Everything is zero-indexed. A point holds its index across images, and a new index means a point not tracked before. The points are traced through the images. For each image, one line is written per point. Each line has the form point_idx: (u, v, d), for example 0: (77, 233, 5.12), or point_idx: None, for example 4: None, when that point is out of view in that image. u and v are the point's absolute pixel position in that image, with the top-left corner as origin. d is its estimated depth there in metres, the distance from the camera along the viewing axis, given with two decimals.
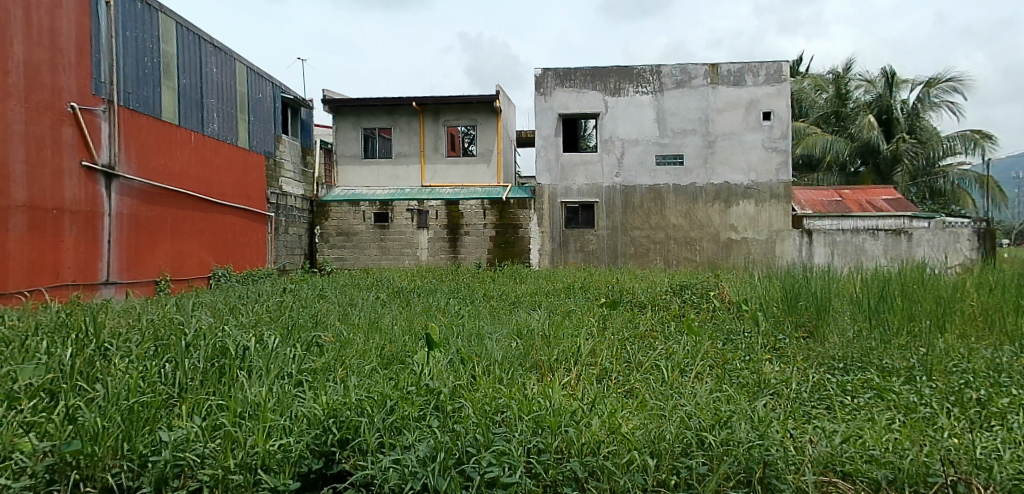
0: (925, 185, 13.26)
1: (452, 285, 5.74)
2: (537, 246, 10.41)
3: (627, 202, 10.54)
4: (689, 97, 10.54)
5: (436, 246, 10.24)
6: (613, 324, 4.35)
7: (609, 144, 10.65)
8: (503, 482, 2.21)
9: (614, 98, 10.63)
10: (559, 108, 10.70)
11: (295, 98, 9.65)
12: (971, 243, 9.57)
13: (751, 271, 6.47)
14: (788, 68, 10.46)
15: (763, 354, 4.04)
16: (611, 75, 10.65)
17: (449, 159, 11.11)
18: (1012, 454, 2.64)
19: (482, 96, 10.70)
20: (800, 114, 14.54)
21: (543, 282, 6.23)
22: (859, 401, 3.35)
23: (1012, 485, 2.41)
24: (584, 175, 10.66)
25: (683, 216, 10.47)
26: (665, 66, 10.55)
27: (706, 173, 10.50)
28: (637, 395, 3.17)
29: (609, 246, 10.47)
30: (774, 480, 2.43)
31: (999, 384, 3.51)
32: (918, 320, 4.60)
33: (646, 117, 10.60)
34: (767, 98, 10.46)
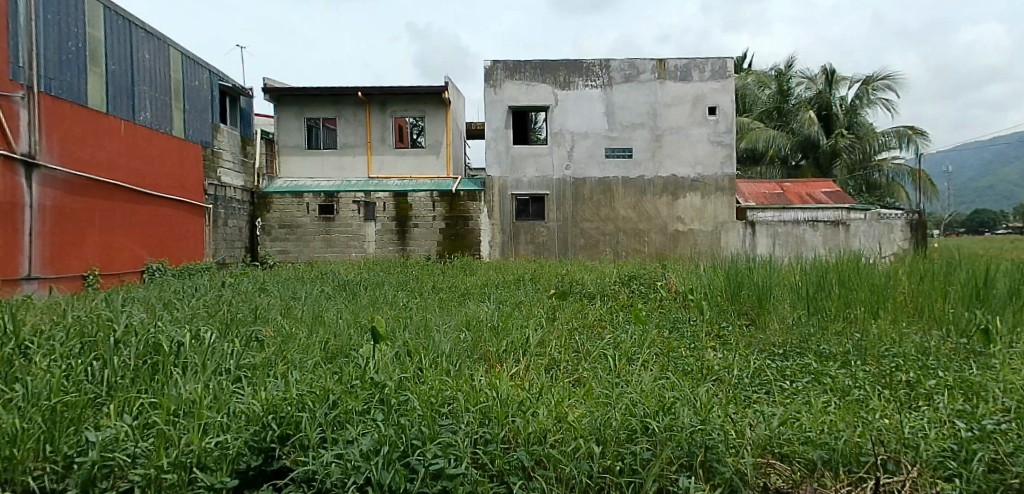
0: (862, 178, 13.85)
1: (400, 278, 5.67)
2: (487, 238, 10.42)
3: (577, 194, 10.64)
4: (638, 91, 10.70)
5: (384, 238, 10.14)
6: (562, 315, 4.38)
7: (559, 137, 10.71)
8: (449, 474, 2.22)
9: (564, 91, 10.69)
10: (509, 100, 10.68)
11: (234, 86, 9.33)
12: (904, 233, 10.05)
13: (697, 261, 6.63)
14: (732, 64, 10.73)
15: (707, 342, 4.15)
16: (561, 69, 10.69)
17: (397, 150, 10.99)
18: (937, 432, 2.77)
19: (431, 87, 10.60)
20: (744, 109, 14.96)
21: (493, 274, 6.23)
22: (797, 385, 3.48)
23: (937, 462, 2.55)
24: (535, 168, 10.70)
25: (632, 207, 10.65)
26: (614, 61, 10.67)
27: (654, 166, 10.69)
28: (584, 384, 3.21)
29: (559, 237, 10.57)
30: (714, 463, 2.52)
31: (927, 366, 3.72)
32: (853, 307, 4.83)
33: (595, 111, 10.71)
34: (712, 93, 10.71)
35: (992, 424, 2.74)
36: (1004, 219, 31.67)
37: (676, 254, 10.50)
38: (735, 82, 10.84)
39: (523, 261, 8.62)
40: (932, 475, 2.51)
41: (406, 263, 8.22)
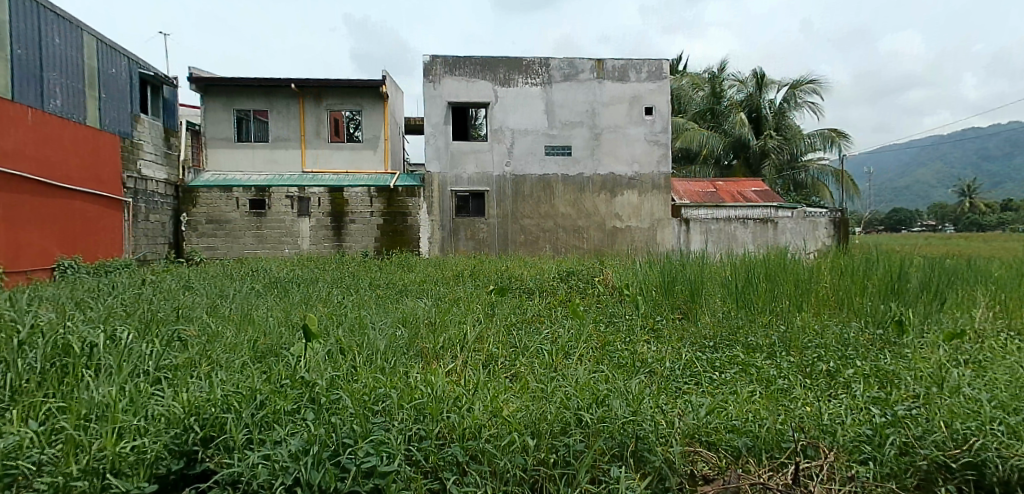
0: (789, 177, 14.52)
1: (334, 275, 5.55)
2: (427, 234, 10.39)
3: (517, 191, 10.71)
4: (576, 90, 10.85)
5: (319, 234, 9.94)
6: (500, 310, 4.41)
7: (499, 133, 10.73)
8: (381, 471, 2.20)
9: (504, 88, 10.72)
10: (448, 96, 10.62)
11: (156, 75, 8.89)
12: (828, 231, 10.57)
13: (633, 257, 6.79)
14: (667, 66, 11.05)
15: (641, 336, 4.26)
16: (501, 66, 10.72)
17: (333, 144, 10.77)
18: (853, 419, 2.92)
19: (368, 81, 10.43)
20: (679, 110, 15.41)
21: (431, 270, 6.20)
22: (726, 376, 3.62)
23: (853, 446, 2.70)
24: (475, 164, 10.69)
25: (571, 204, 10.82)
26: (553, 59, 10.78)
27: (593, 164, 10.87)
28: (521, 378, 3.25)
29: (499, 234, 10.63)
30: (645, 452, 2.60)
31: (845, 356, 3.95)
32: (778, 301, 5.07)
33: (535, 108, 10.79)
34: (648, 94, 10.99)
35: (903, 409, 2.89)
36: (918, 218, 33.94)
37: (614, 250, 10.75)
38: (670, 84, 11.17)
39: (462, 257, 8.62)
40: (847, 459, 2.66)
41: (341, 259, 8.08)
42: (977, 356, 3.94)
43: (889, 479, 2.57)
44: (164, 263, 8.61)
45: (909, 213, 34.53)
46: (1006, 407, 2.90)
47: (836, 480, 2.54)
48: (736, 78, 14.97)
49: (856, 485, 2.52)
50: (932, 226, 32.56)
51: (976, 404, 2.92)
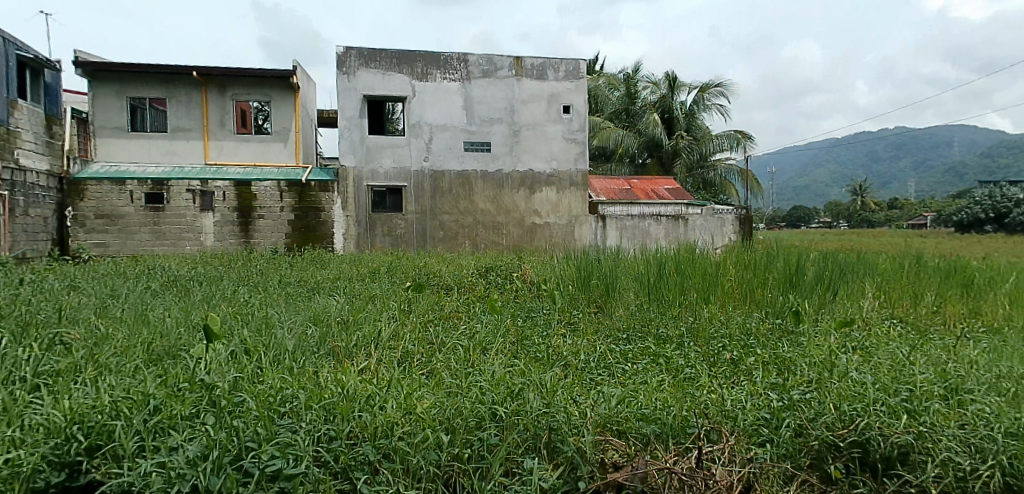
0: (699, 176, 15.24)
1: (241, 272, 5.34)
2: (341, 230, 10.19)
3: (436, 186, 10.65)
4: (495, 87, 10.91)
5: (224, 230, 9.54)
6: (417, 307, 4.37)
7: (416, 128, 10.60)
8: (286, 474, 2.14)
9: (421, 82, 10.61)
10: (363, 89, 10.37)
11: (36, 58, 8.17)
12: (734, 227, 10.97)
13: (552, 253, 6.92)
14: (584, 66, 11.31)
15: (558, 329, 4.36)
16: (418, 60, 10.61)
17: (239, 136, 10.32)
18: (753, 403, 3.10)
19: (278, 71, 10.05)
20: (596, 109, 15.81)
21: (346, 267, 6.07)
22: (637, 366, 3.77)
23: (752, 430, 2.86)
24: (392, 158, 10.51)
25: (491, 201, 10.89)
26: (472, 55, 10.78)
27: (512, 160, 10.97)
28: (436, 374, 3.24)
29: (417, 230, 10.54)
30: (558, 443, 2.67)
31: (747, 345, 4.20)
32: (688, 293, 5.32)
33: (454, 104, 10.75)
34: (566, 93, 11.21)
35: (797, 394, 3.08)
36: (816, 215, 36.56)
37: (533, 246, 10.94)
38: (586, 83, 11.45)
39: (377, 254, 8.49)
40: (747, 441, 2.82)
41: (248, 256, 7.77)
42: (863, 342, 4.30)
43: (785, 459, 2.73)
44: (47, 261, 7.95)
45: (809, 210, 37.10)
46: (887, 390, 3.10)
47: (736, 461, 2.67)
48: (650, 80, 15.54)
49: (754, 465, 2.66)
50: (829, 223, 35.16)
51: (861, 386, 3.14)
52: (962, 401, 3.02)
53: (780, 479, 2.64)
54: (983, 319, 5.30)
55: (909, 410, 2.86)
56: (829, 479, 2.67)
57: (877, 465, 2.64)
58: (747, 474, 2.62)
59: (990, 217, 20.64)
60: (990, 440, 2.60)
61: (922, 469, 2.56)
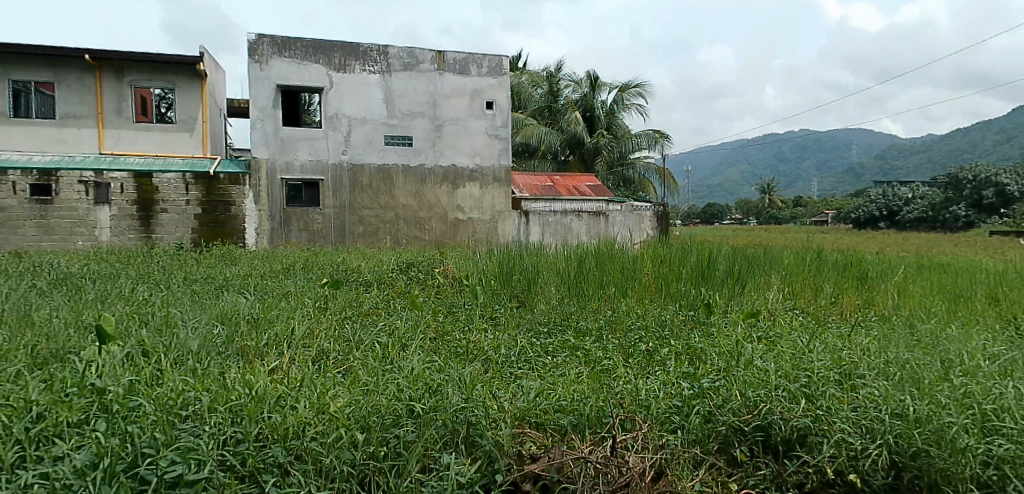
0: (619, 174, 15.70)
1: (140, 269, 5.03)
2: (253, 225, 9.80)
3: (355, 181, 10.43)
4: (416, 80, 10.78)
5: (123, 224, 8.95)
6: (334, 305, 4.26)
7: (333, 120, 10.32)
8: (187, 480, 2.05)
9: (339, 73, 10.33)
10: (277, 78, 9.99)
11: None
12: (652, 223, 11.32)
13: (474, 248, 6.94)
14: (507, 62, 11.38)
15: (479, 324, 4.39)
16: (335, 50, 10.33)
17: (139, 124, 9.71)
18: (666, 392, 3.22)
19: (182, 57, 9.53)
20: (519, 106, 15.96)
21: (258, 263, 5.84)
22: (557, 359, 3.85)
23: (664, 417, 3.00)
24: (308, 151, 10.20)
25: (412, 196, 10.78)
26: (393, 48, 10.60)
27: (434, 155, 10.90)
28: (353, 372, 3.17)
29: (335, 225, 10.28)
30: (476, 437, 2.70)
31: (661, 336, 4.38)
32: (607, 287, 5.47)
33: (374, 97, 10.54)
34: (489, 88, 11.24)
35: (707, 382, 3.25)
36: (728, 212, 38.50)
37: (455, 241, 10.93)
38: (509, 80, 11.53)
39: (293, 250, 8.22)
40: (660, 428, 2.94)
41: (149, 252, 7.33)
42: (767, 332, 4.58)
43: (695, 444, 2.89)
44: None
45: (723, 207, 39.04)
46: (788, 376, 3.31)
47: (649, 448, 2.76)
48: (572, 79, 15.85)
49: (665, 451, 2.76)
50: (740, 220, 37.13)
51: (765, 373, 3.34)
52: (854, 385, 3.24)
53: (690, 464, 2.77)
54: (873, 308, 5.77)
55: (807, 395, 3.04)
56: (735, 462, 2.83)
57: (779, 446, 2.79)
58: (659, 460, 2.72)
59: (882, 214, 22.54)
60: (878, 421, 2.75)
61: (819, 449, 2.71)
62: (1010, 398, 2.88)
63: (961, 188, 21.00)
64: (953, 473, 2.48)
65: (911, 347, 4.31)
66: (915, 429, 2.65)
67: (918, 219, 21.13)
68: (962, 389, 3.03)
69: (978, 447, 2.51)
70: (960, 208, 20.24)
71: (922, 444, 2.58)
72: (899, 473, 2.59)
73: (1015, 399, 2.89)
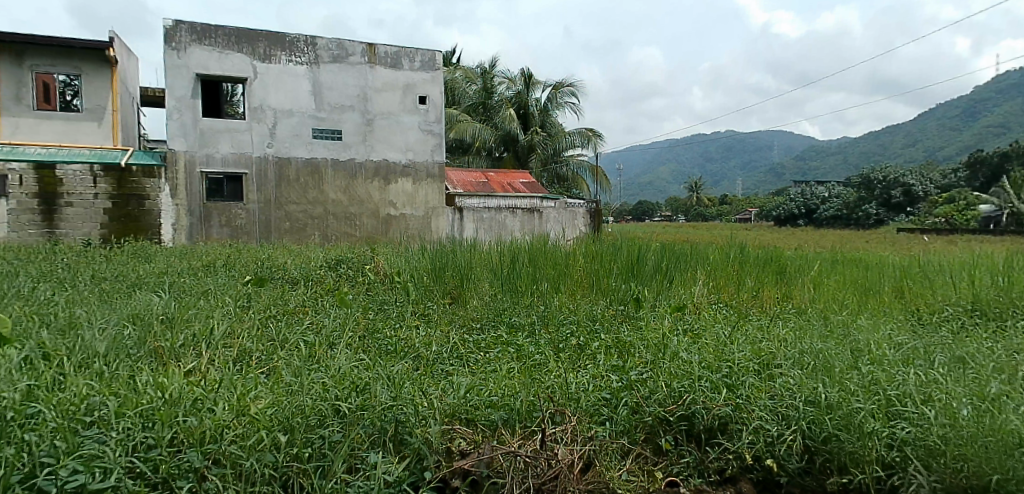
0: (553, 171, 15.90)
1: (42, 267, 4.69)
2: (170, 221, 9.33)
3: (281, 175, 10.11)
4: (346, 73, 10.55)
5: (23, 218, 8.33)
6: (258, 303, 4.12)
7: (257, 112, 9.97)
8: (91, 490, 1.95)
9: (264, 64, 9.97)
10: (196, 67, 9.54)
11: None
12: (585, 219, 11.64)
13: (407, 244, 6.87)
14: (440, 57, 11.29)
15: (411, 321, 4.35)
16: (260, 40, 9.96)
17: (39, 112, 9.10)
18: (595, 385, 3.28)
19: (90, 42, 8.96)
20: (453, 102, 15.90)
21: (175, 261, 5.56)
22: (490, 355, 3.87)
23: (593, 410, 3.05)
24: (230, 144, 9.82)
25: (342, 191, 10.56)
26: (321, 39, 10.33)
27: (365, 150, 10.70)
28: (276, 372, 3.08)
29: (260, 220, 9.94)
30: (405, 436, 2.67)
31: (592, 330, 4.49)
32: (540, 283, 5.54)
33: (301, 89, 10.24)
34: (421, 83, 11.12)
35: (635, 375, 3.35)
36: (658, 210, 39.82)
37: (387, 238, 10.79)
38: (443, 75, 11.45)
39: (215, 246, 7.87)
40: (589, 420, 3.00)
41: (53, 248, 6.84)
42: (692, 325, 4.77)
43: (623, 435, 2.96)
44: None
45: (654, 205, 40.28)
46: (711, 367, 3.46)
47: (578, 440, 2.79)
48: (506, 76, 15.95)
49: (595, 443, 2.81)
50: (670, 218, 38.43)
51: (689, 364, 3.47)
52: (772, 375, 3.40)
53: (618, 454, 2.83)
54: (791, 301, 6.10)
55: (728, 385, 3.18)
56: (660, 451, 2.93)
57: (701, 434, 2.95)
58: (588, 452, 2.76)
59: (801, 212, 23.77)
60: (793, 408, 2.90)
61: (738, 436, 2.87)
62: (912, 385, 3.06)
63: (872, 187, 22.52)
64: (860, 455, 2.64)
65: (824, 337, 4.58)
66: (827, 415, 2.82)
67: (833, 218, 22.50)
68: (868, 377, 3.22)
69: (882, 430, 2.68)
70: (871, 207, 21.70)
71: (832, 429, 2.75)
72: (812, 457, 2.77)
73: (916, 385, 3.08)
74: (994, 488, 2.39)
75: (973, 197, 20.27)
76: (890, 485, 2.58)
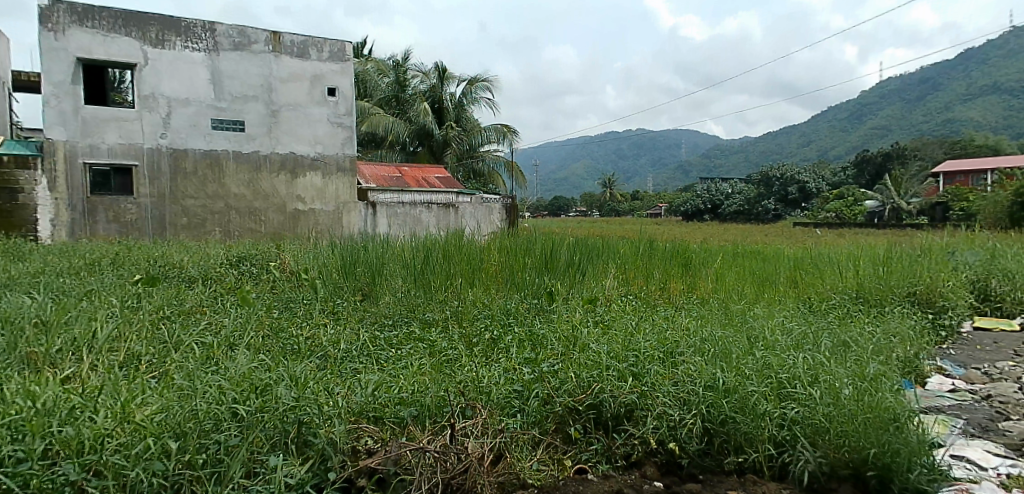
0: (469, 166, 15.91)
1: None
2: (49, 216, 8.65)
3: (177, 168, 9.58)
4: (249, 61, 10.07)
5: None
6: (149, 303, 3.89)
7: (149, 100, 9.34)
8: None
9: (156, 49, 9.35)
10: (77, 51, 8.84)
11: None
12: (501, 214, 11.62)
13: (314, 240, 6.69)
14: (350, 48, 11.00)
15: (319, 319, 4.25)
16: (152, 23, 9.33)
17: None
18: (505, 378, 3.33)
19: None
20: (365, 94, 15.61)
21: (53, 259, 5.15)
22: (401, 351, 3.84)
23: (506, 404, 3.07)
24: (118, 133, 9.17)
25: (246, 185, 10.12)
26: (220, 25, 9.80)
27: (270, 142, 10.29)
28: (167, 376, 2.93)
29: (153, 215, 9.41)
30: (308, 436, 2.60)
31: (506, 324, 4.56)
32: (454, 278, 5.55)
33: (199, 76, 9.69)
34: (330, 74, 10.80)
35: (546, 366, 3.42)
36: (573, 205, 41.12)
37: (295, 234, 10.46)
38: (353, 67, 11.16)
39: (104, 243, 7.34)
40: (501, 413, 3.03)
41: None
42: (602, 316, 4.93)
43: (534, 426, 3.02)
44: None
45: (569, 200, 41.44)
46: (618, 356, 3.60)
47: (489, 433, 2.80)
48: (418, 70, 15.80)
49: (505, 435, 2.84)
50: (585, 213, 39.66)
51: (598, 355, 3.58)
52: (675, 362, 3.58)
53: (529, 445, 2.90)
54: (695, 292, 6.44)
55: (634, 373, 3.30)
56: (570, 440, 3.03)
57: (608, 422, 3.07)
58: (499, 444, 2.79)
59: (707, 207, 24.72)
60: (693, 393, 3.07)
61: (643, 421, 3.01)
62: (800, 367, 3.30)
63: (770, 184, 24.09)
64: (755, 435, 2.86)
65: (724, 325, 4.89)
66: (724, 399, 3.00)
67: (736, 212, 23.89)
68: (762, 361, 3.44)
69: (774, 411, 2.89)
70: (770, 202, 23.27)
71: (729, 412, 2.94)
72: (711, 439, 2.96)
73: (805, 367, 3.32)
74: (872, 461, 2.65)
75: (859, 194, 22.05)
76: (780, 462, 2.81)
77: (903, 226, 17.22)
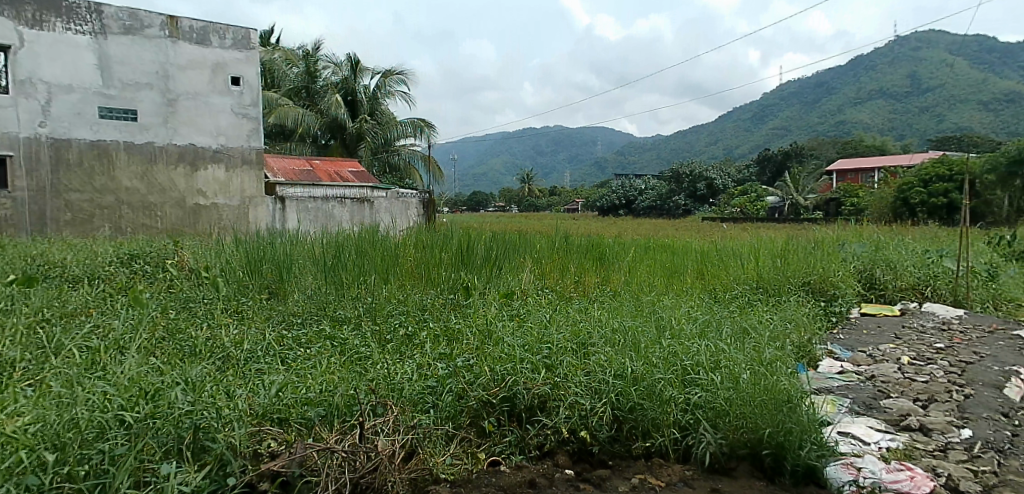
0: (385, 160, 15.67)
1: None
2: None
3: (59, 159, 8.90)
4: (142, 47, 9.42)
5: None
6: (24, 306, 3.62)
7: (25, 86, 8.60)
8: None
9: (33, 30, 8.62)
10: None
11: None
12: (419, 209, 11.48)
13: (217, 235, 6.40)
14: (255, 36, 10.49)
15: (222, 319, 4.09)
16: (27, 2, 8.58)
17: None
18: (418, 374, 3.33)
19: None
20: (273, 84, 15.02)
21: None
22: (311, 350, 3.74)
23: (420, 400, 3.08)
24: None
25: (140, 178, 9.52)
26: (108, 6, 9.11)
27: (167, 133, 9.71)
28: (42, 383, 2.73)
29: (31, 210, 8.75)
30: (205, 442, 2.48)
31: (421, 319, 4.55)
32: (368, 275, 5.47)
33: (84, 61, 8.98)
34: (234, 63, 10.26)
35: (460, 361, 3.44)
36: (490, 201, 41.44)
37: (196, 230, 9.98)
38: (260, 55, 10.65)
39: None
40: (413, 409, 3.02)
41: None
42: (518, 310, 5.02)
43: (449, 420, 3.04)
44: None
45: (488, 196, 41.77)
46: (533, 349, 3.67)
47: (399, 430, 2.79)
48: (329, 61, 15.37)
49: (418, 432, 2.83)
50: (503, 208, 40.07)
51: (512, 347, 3.65)
52: (587, 353, 3.69)
53: (443, 440, 2.91)
54: (608, 284, 6.64)
55: (547, 365, 3.40)
56: (484, 433, 3.07)
57: (522, 413, 3.13)
58: (411, 441, 2.78)
59: (621, 203, 25.83)
60: (604, 383, 3.20)
61: (555, 411, 3.10)
62: (703, 355, 3.49)
63: (680, 180, 25.22)
64: (660, 420, 3.03)
65: (634, 316, 5.10)
66: (632, 387, 3.15)
67: (650, 207, 24.84)
68: (669, 349, 3.63)
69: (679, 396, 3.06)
70: (680, 198, 24.37)
71: (637, 399, 3.08)
72: (620, 425, 3.08)
73: (707, 355, 3.52)
74: (767, 439, 2.85)
75: (761, 191, 23.47)
76: (684, 444, 2.97)
77: (801, 220, 18.48)
